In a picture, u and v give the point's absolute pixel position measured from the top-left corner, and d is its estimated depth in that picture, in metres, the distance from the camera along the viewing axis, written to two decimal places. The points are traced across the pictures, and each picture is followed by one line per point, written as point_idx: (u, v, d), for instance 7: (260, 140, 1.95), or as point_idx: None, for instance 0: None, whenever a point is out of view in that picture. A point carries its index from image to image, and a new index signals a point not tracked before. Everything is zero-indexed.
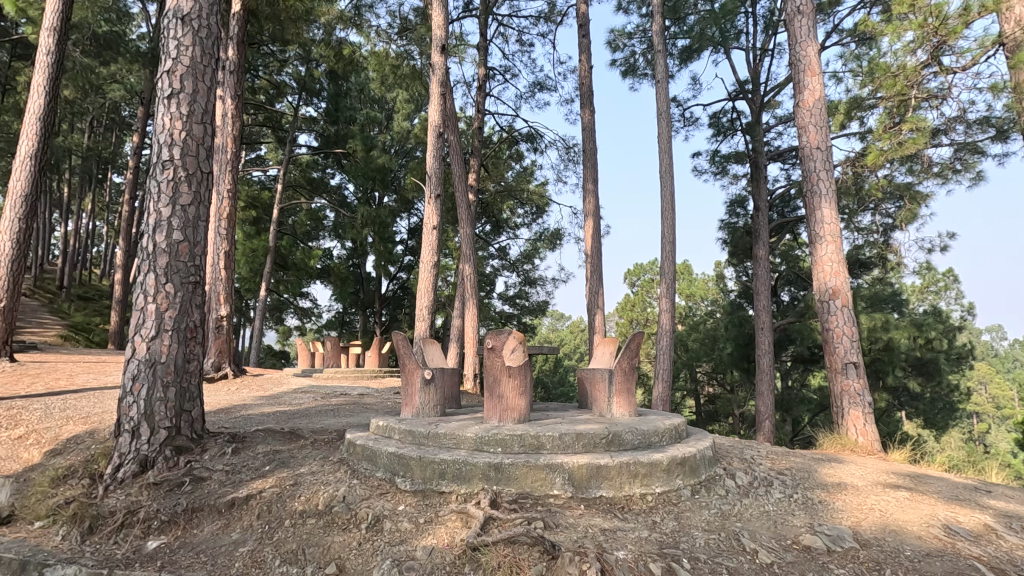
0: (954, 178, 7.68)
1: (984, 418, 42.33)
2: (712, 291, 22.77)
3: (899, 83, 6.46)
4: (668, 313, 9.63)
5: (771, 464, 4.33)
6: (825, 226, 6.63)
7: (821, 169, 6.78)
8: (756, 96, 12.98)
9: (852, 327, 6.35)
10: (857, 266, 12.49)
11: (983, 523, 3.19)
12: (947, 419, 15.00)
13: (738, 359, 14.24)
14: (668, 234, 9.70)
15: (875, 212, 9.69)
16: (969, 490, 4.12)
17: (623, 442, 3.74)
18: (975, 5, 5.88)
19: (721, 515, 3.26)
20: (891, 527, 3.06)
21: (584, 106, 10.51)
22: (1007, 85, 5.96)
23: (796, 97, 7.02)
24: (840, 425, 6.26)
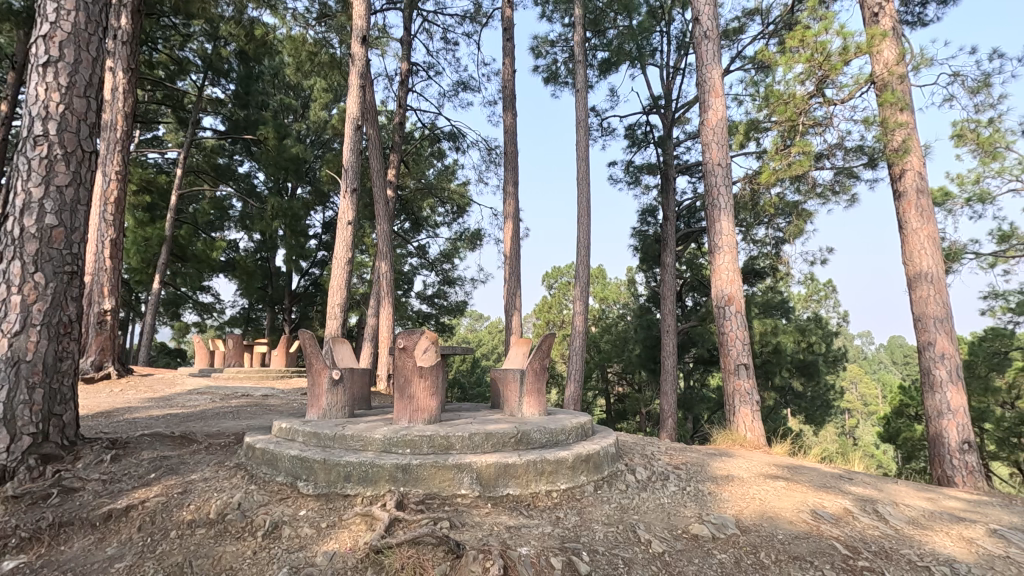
0: (834, 198, 8.57)
1: (854, 414, 47.53)
2: (624, 295, 23.83)
3: (790, 110, 7.12)
4: (581, 315, 9.96)
5: (669, 459, 4.61)
6: (722, 238, 7.15)
7: (721, 184, 7.31)
8: (668, 111, 13.75)
9: (744, 330, 6.88)
10: (752, 275, 13.54)
11: (844, 507, 3.58)
12: (824, 415, 16.65)
13: (645, 360, 15.00)
14: (583, 239, 10.04)
15: (768, 226, 10.59)
16: (836, 479, 4.61)
17: (531, 440, 3.83)
18: (853, 46, 6.59)
19: (620, 509, 3.41)
20: (767, 514, 3.37)
21: (506, 110, 10.63)
22: (876, 119, 6.73)
23: (701, 116, 7.52)
24: (732, 422, 6.77)
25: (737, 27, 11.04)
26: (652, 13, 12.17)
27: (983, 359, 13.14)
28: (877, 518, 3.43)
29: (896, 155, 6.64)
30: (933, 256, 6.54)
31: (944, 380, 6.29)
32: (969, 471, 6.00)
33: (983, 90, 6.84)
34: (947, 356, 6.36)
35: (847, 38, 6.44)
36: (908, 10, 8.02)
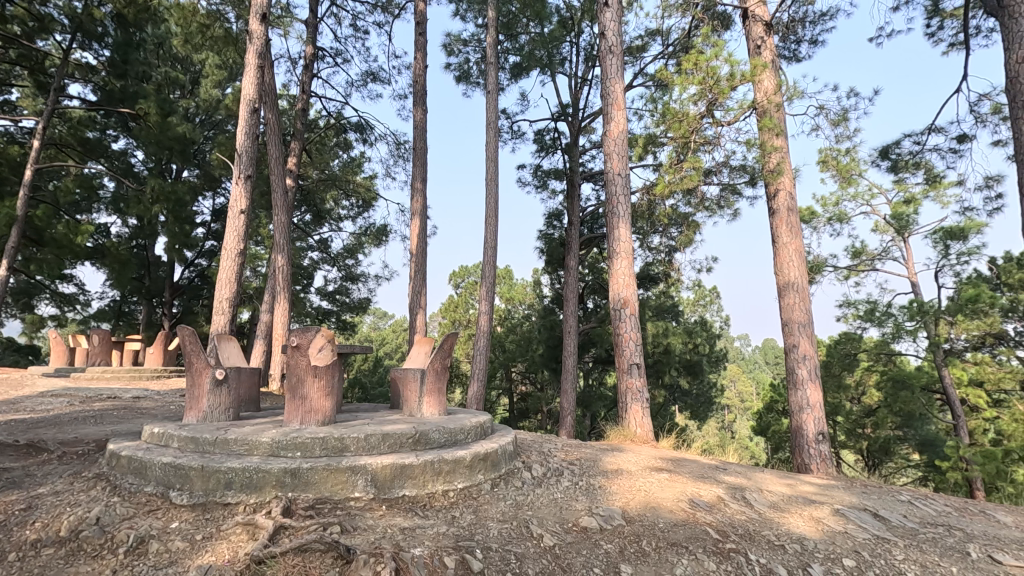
0: (719, 212, 9.33)
1: (732, 409, 52.19)
2: (529, 295, 24.32)
3: (684, 128, 7.66)
4: (486, 315, 10.03)
5: (565, 455, 4.77)
6: (620, 244, 7.53)
7: (620, 193, 7.70)
8: (575, 120, 14.24)
9: (637, 332, 7.29)
10: (648, 280, 14.37)
11: (717, 495, 3.91)
12: (707, 410, 18.07)
13: (548, 359, 15.44)
14: (490, 239, 10.12)
15: (663, 235, 11.30)
16: (713, 469, 5.02)
17: (430, 440, 3.80)
18: (739, 73, 7.21)
19: (515, 505, 3.48)
20: (651, 504, 3.60)
21: (416, 105, 10.46)
22: (757, 142, 7.42)
23: (604, 127, 7.88)
24: (624, 419, 7.15)
25: (639, 45, 11.66)
26: (563, 23, 12.55)
27: (837, 360, 14.92)
28: (744, 504, 3.79)
29: (771, 175, 7.36)
30: (799, 268, 7.32)
31: (805, 379, 7.08)
32: (822, 459, 6.79)
33: (842, 123, 7.78)
34: (807, 356, 7.16)
35: (733, 66, 7.05)
36: (785, 46, 8.93)
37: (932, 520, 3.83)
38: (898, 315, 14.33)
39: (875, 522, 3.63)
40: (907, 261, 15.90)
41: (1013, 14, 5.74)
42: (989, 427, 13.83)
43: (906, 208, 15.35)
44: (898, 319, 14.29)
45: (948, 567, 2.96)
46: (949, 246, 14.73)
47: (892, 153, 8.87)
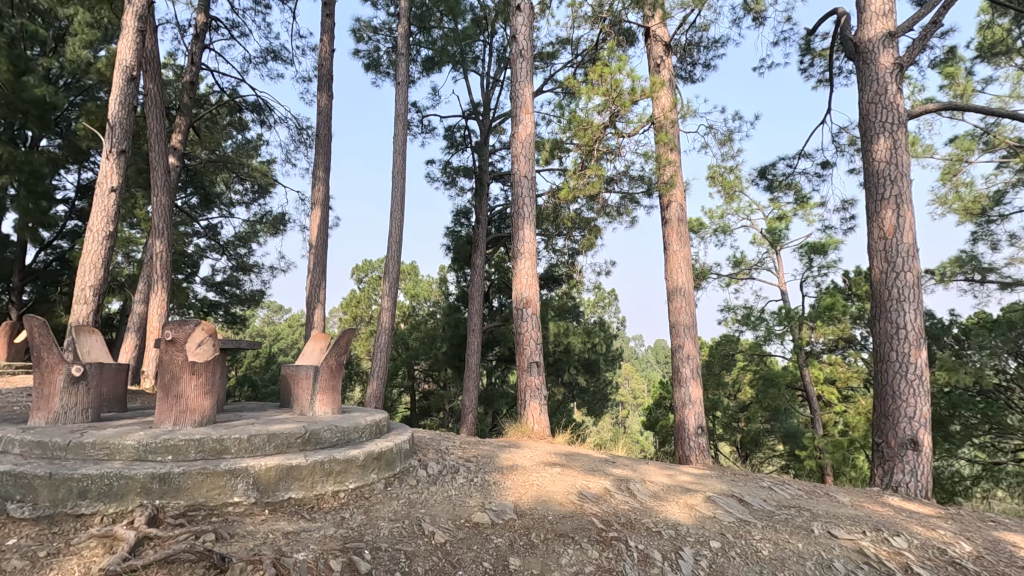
0: (619, 218, 9.82)
1: (625, 405, 55.14)
2: (435, 293, 24.09)
3: (588, 136, 7.97)
4: (388, 312, 9.79)
5: (462, 452, 4.80)
6: (524, 245, 7.70)
7: (526, 195, 7.86)
8: (485, 119, 14.31)
9: (537, 331, 7.47)
10: (551, 281, 14.78)
11: (605, 487, 4.13)
12: (602, 407, 18.93)
13: (452, 357, 15.42)
14: (395, 233, 9.90)
15: (566, 237, 11.67)
16: (603, 463, 5.28)
17: (320, 440, 3.65)
18: (640, 88, 7.63)
19: (408, 504, 3.44)
20: (541, 497, 3.72)
21: (320, 90, 9.98)
22: (654, 155, 7.90)
23: (513, 129, 8.00)
24: (522, 415, 7.31)
25: (550, 51, 11.96)
26: (476, 22, 12.57)
27: (718, 359, 16.36)
28: (628, 495, 4.03)
29: (665, 186, 7.88)
30: (686, 274, 7.90)
31: (688, 377, 7.66)
32: (700, 450, 7.40)
33: (728, 143, 8.50)
34: (690, 356, 7.75)
35: (635, 81, 7.45)
36: (682, 67, 9.60)
37: (787, 503, 4.30)
38: (770, 319, 15.90)
39: (740, 506, 4.00)
40: (778, 271, 17.71)
41: (867, 59, 6.61)
42: (838, 420, 15.74)
43: (779, 224, 17.08)
44: (769, 323, 15.85)
45: (796, 543, 3.35)
46: (812, 259, 16.61)
47: (769, 173, 9.84)
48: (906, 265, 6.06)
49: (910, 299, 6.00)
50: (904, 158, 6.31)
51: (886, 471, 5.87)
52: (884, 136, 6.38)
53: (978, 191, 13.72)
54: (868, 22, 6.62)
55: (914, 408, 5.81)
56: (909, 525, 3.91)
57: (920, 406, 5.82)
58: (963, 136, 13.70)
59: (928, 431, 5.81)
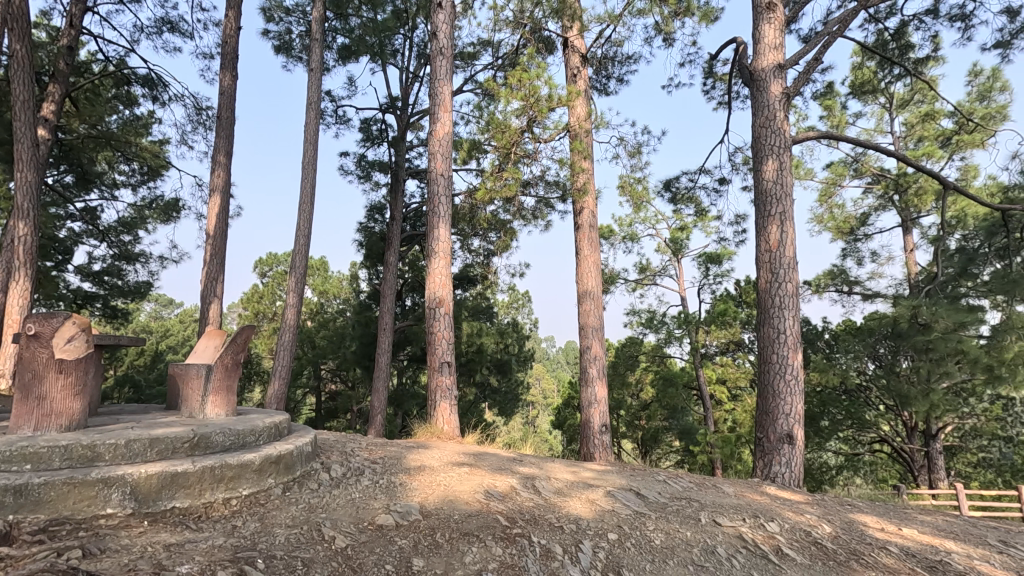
0: (533, 222, 10.02)
1: (535, 406, 56.35)
2: (345, 290, 23.26)
3: (506, 139, 8.05)
4: (293, 308, 9.32)
5: (367, 454, 4.68)
6: (439, 244, 7.64)
7: (442, 194, 7.80)
8: (403, 114, 14.05)
9: (450, 331, 7.44)
10: (466, 281, 14.78)
11: (511, 485, 4.20)
12: (513, 407, 19.16)
13: (361, 357, 14.98)
14: (303, 226, 9.44)
15: (482, 238, 11.73)
16: (511, 462, 5.36)
17: (212, 444, 3.42)
18: (557, 96, 7.83)
19: (308, 509, 3.30)
20: (448, 497, 3.72)
21: (223, 69, 9.31)
22: (568, 162, 8.15)
23: (430, 126, 7.92)
24: (432, 415, 7.25)
25: (471, 52, 11.97)
26: (397, 15, 12.32)
27: (622, 360, 17.20)
28: (533, 492, 4.13)
29: (578, 193, 8.14)
30: (595, 278, 8.22)
31: (594, 377, 7.97)
32: (603, 448, 7.71)
33: (637, 155, 8.95)
34: (597, 357, 8.08)
35: (552, 89, 7.64)
36: (597, 79, 9.98)
37: (679, 495, 4.60)
38: (671, 323, 16.94)
39: (637, 500, 4.23)
40: (679, 278, 18.92)
41: (759, 87, 7.24)
42: (727, 417, 17.05)
43: (681, 234, 18.25)
44: (670, 327, 16.88)
45: (685, 532, 3.59)
46: (709, 268, 17.92)
47: (673, 186, 10.48)
48: (787, 276, 6.70)
49: (789, 307, 6.63)
50: (789, 180, 6.97)
51: (766, 463, 6.44)
52: (773, 158, 7.01)
53: (847, 212, 15.47)
54: (763, 52, 7.25)
55: (790, 406, 6.43)
56: (782, 511, 4.32)
57: (795, 404, 6.45)
58: (838, 163, 15.36)
59: (801, 426, 6.45)
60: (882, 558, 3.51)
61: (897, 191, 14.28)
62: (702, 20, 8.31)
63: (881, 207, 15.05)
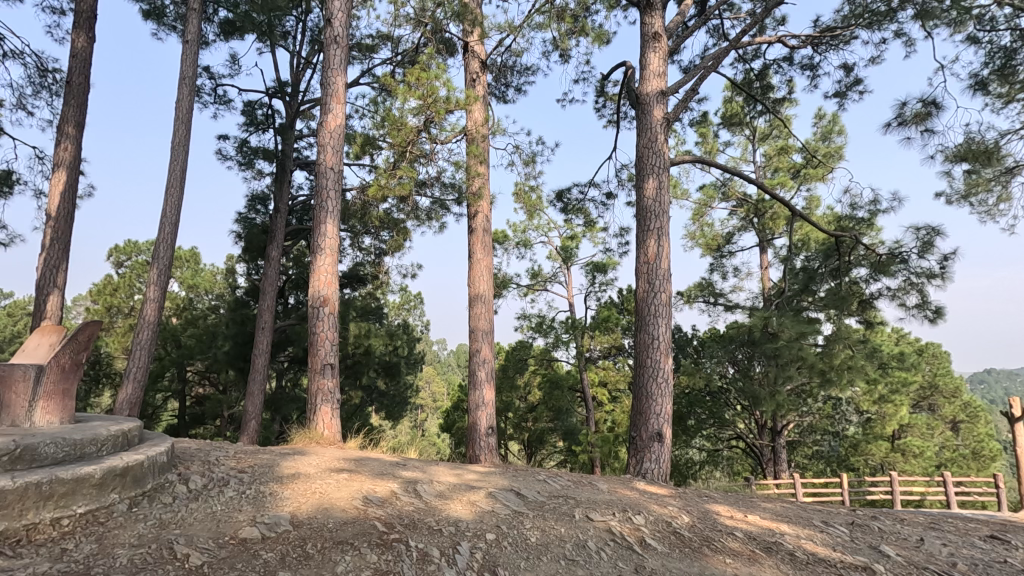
0: (428, 223, 9.91)
1: (424, 408, 55.76)
2: (219, 285, 21.41)
3: (401, 137, 7.90)
4: (154, 303, 8.38)
5: (235, 463, 4.33)
6: (326, 240, 7.30)
7: (331, 188, 7.47)
8: (293, 102, 13.26)
9: (334, 332, 7.13)
10: (355, 280, 14.23)
11: (391, 490, 4.11)
12: (401, 410, 18.72)
13: (234, 357, 13.85)
14: (170, 212, 8.54)
15: (374, 236, 11.37)
16: (394, 466, 5.25)
17: (40, 456, 2.97)
18: (455, 99, 7.83)
19: (158, 525, 2.98)
20: (323, 505, 3.55)
21: (76, 29, 8.18)
22: (465, 165, 8.17)
23: (321, 117, 7.56)
24: (311, 420, 6.88)
25: (369, 43, 11.58)
26: None
27: (512, 363, 17.57)
28: (414, 496, 4.07)
29: (473, 197, 8.19)
30: (487, 282, 8.31)
31: (482, 380, 8.05)
32: (488, 450, 7.81)
33: (531, 164, 9.22)
34: (486, 361, 8.17)
35: (451, 91, 7.63)
36: (496, 86, 10.14)
37: (556, 493, 4.78)
38: (558, 328, 17.60)
39: (517, 499, 4.34)
40: (568, 285, 19.74)
41: (644, 110, 7.79)
42: (608, 418, 18.04)
43: (571, 243, 19.07)
44: (557, 332, 17.53)
45: (560, 528, 3.75)
46: (595, 276, 18.88)
47: (565, 197, 10.92)
48: (662, 287, 7.26)
49: (663, 315, 7.19)
50: (666, 198, 7.56)
51: (638, 460, 6.90)
52: (653, 177, 7.56)
53: (715, 231, 17.11)
54: (647, 78, 7.81)
55: (661, 407, 6.96)
56: (649, 505, 4.66)
57: (665, 405, 6.98)
58: (709, 186, 16.93)
59: (669, 425, 7.01)
60: (729, 543, 3.91)
61: (756, 214, 16.07)
62: (595, 41, 8.78)
63: (743, 227, 16.79)
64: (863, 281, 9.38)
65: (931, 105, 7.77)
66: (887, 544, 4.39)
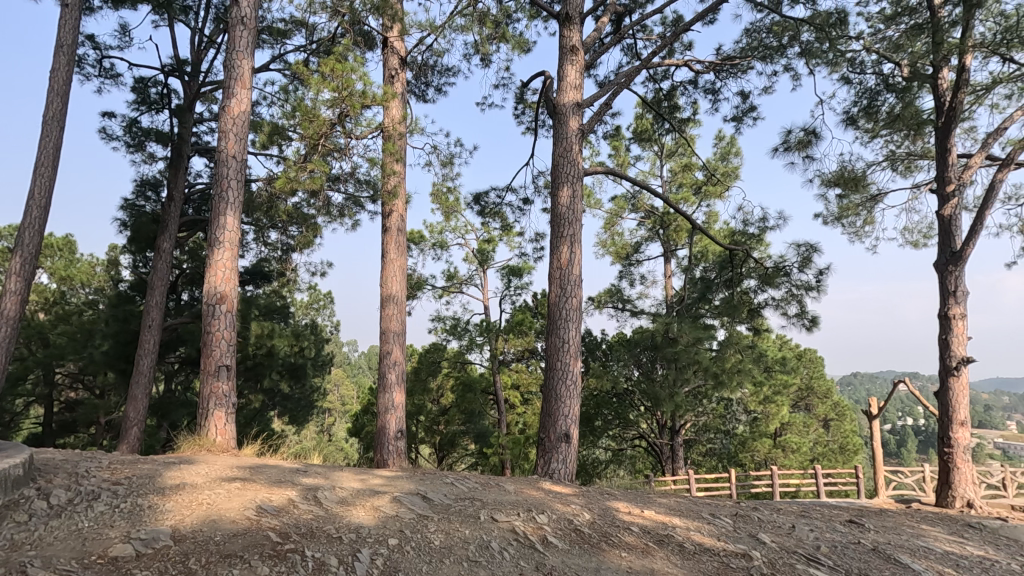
0: (339, 220, 9.57)
1: (332, 412, 53.64)
2: (99, 277, 19.32)
3: (312, 129, 7.55)
4: (16, 296, 7.40)
5: (108, 475, 3.92)
6: (225, 233, 6.82)
7: (233, 177, 6.99)
8: (193, 82, 12.29)
9: (231, 331, 6.68)
10: (259, 276, 13.40)
11: (288, 498, 3.91)
12: (306, 415, 17.81)
13: (114, 358, 12.55)
14: (39, 195, 7.60)
15: (281, 231, 10.79)
16: (293, 473, 4.99)
17: None
18: (371, 94, 7.62)
19: (9, 547, 2.64)
20: (211, 517, 3.31)
21: None
22: (380, 162, 7.97)
23: (224, 101, 7.07)
24: (202, 427, 6.38)
25: (282, 28, 10.99)
26: None
27: (425, 366, 17.26)
28: (313, 504, 3.89)
29: (389, 196, 8.01)
30: (400, 283, 8.16)
31: (393, 383, 7.87)
32: (397, 454, 7.66)
33: (448, 165, 9.18)
34: (397, 363, 8.01)
35: (367, 85, 7.41)
36: (416, 84, 9.99)
37: (463, 495, 4.79)
38: (473, 331, 17.63)
39: (422, 503, 4.29)
40: (483, 288, 19.84)
41: (560, 120, 8.02)
42: (519, 420, 18.29)
43: (488, 246, 19.18)
44: (472, 334, 17.54)
45: (464, 530, 3.75)
46: (510, 280, 19.10)
47: (483, 200, 10.97)
48: (573, 292, 7.48)
49: (573, 319, 7.42)
50: (579, 207, 7.82)
51: (546, 461, 7.06)
52: (567, 186, 7.79)
53: (625, 240, 17.94)
54: (564, 90, 8.05)
55: (569, 408, 7.18)
56: (553, 504, 4.79)
57: (573, 406, 7.21)
58: (620, 197, 17.72)
59: (576, 426, 7.24)
60: (625, 537, 4.11)
61: (662, 226, 17.03)
62: (515, 48, 8.92)
63: (650, 238, 17.73)
64: (753, 291, 10.20)
65: (812, 134, 8.65)
66: (765, 532, 4.81)
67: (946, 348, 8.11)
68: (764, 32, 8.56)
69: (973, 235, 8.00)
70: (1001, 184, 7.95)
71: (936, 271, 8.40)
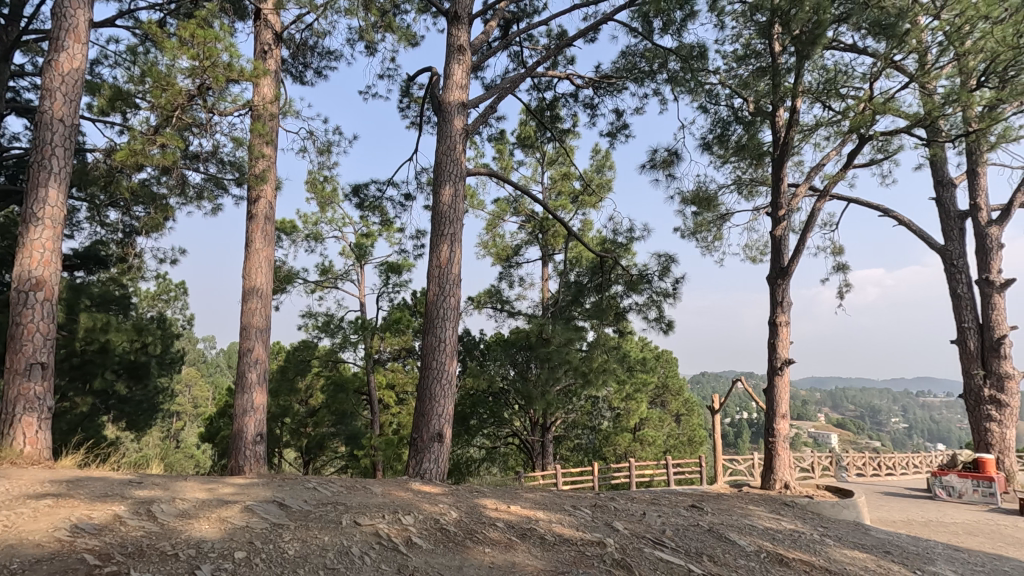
0: (196, 203, 8.63)
1: (180, 417, 48.05)
2: None
3: (166, 99, 6.73)
4: None
5: None
6: (45, 209, 5.81)
7: (57, 145, 5.97)
8: (11, 26, 10.35)
9: (49, 323, 5.71)
10: (93, 261, 11.62)
11: (113, 514, 3.42)
12: (149, 421, 15.76)
13: None
14: None
15: (123, 211, 9.46)
16: (124, 485, 4.39)
17: None
18: (239, 68, 6.97)
19: None
20: (7, 542, 2.79)
21: None
22: (246, 143, 7.32)
23: (49, 54, 6.01)
24: (4, 436, 5.38)
25: None
26: None
27: (292, 365, 16.09)
28: (145, 519, 3.45)
29: (256, 180, 7.38)
30: (266, 276, 7.56)
31: (253, 383, 7.25)
32: (255, 459, 7.08)
33: (325, 153, 8.69)
34: (258, 361, 7.40)
35: (234, 57, 6.76)
36: (293, 64, 9.34)
37: (326, 500, 4.54)
38: (346, 329, 16.87)
39: (278, 511, 4.01)
40: (359, 284, 19.11)
41: (445, 118, 7.97)
42: (393, 420, 17.87)
43: (366, 241, 18.50)
44: (345, 332, 16.78)
45: (323, 537, 3.56)
46: (389, 277, 18.61)
47: (361, 193, 10.54)
48: (451, 291, 7.47)
49: (451, 319, 7.40)
50: (461, 206, 7.83)
51: (417, 461, 6.95)
52: (449, 184, 7.75)
53: (506, 243, 18.31)
54: (450, 88, 8.00)
55: (443, 407, 7.13)
56: (420, 504, 4.72)
57: (447, 406, 7.18)
58: (503, 200, 18.06)
59: (450, 426, 7.24)
60: (489, 533, 4.16)
61: (541, 230, 17.67)
62: (401, 40, 8.68)
63: (529, 242, 18.27)
64: (620, 295, 10.94)
65: (674, 155, 9.49)
66: (619, 520, 5.17)
67: (774, 350, 9.32)
68: (637, 57, 9.23)
69: (797, 254, 9.30)
70: (819, 212, 9.34)
71: (768, 283, 9.65)
